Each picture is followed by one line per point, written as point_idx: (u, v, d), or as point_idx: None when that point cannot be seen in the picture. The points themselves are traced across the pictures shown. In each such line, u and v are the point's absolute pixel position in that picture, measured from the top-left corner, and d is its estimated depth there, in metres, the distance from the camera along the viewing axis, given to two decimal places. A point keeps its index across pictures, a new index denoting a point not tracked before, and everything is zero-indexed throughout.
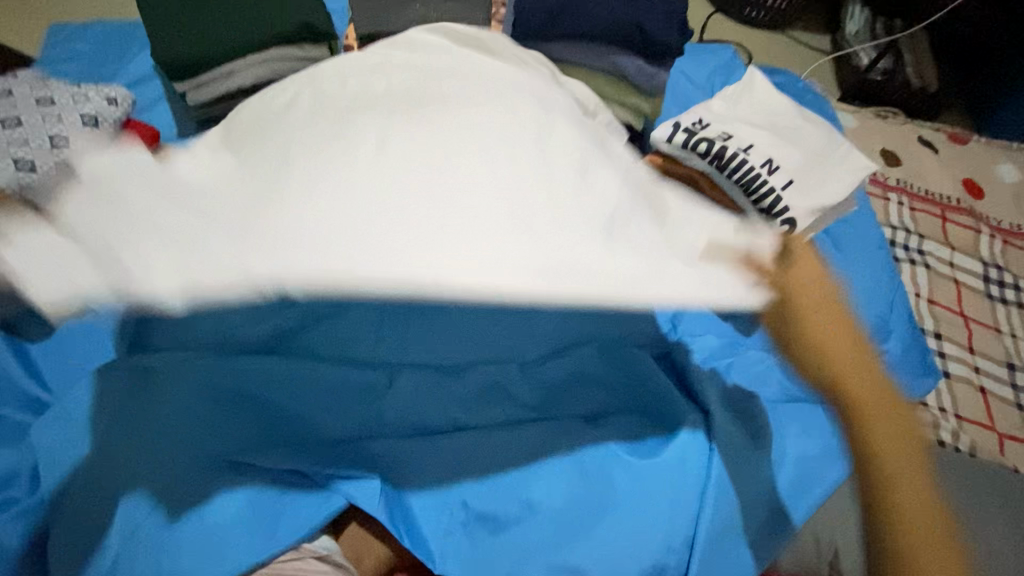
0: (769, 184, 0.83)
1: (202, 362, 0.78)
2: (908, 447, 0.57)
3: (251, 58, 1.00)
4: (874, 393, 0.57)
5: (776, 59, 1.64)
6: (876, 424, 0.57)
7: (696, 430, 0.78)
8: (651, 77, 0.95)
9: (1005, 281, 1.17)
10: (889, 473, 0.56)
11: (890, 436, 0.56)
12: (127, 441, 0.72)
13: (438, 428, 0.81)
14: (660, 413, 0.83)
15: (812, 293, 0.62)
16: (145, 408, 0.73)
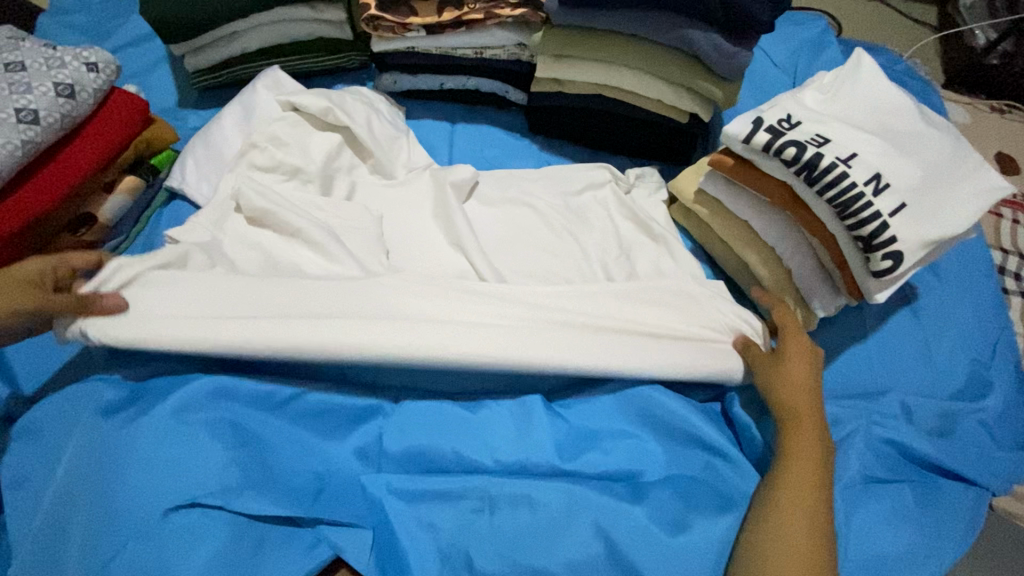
0: (875, 208, 0.66)
1: (191, 385, 0.70)
2: (820, 471, 0.67)
3: (255, 19, 0.87)
4: (817, 478, 0.66)
5: (872, 32, 1.39)
6: (797, 452, 0.68)
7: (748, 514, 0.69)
8: (731, 58, 0.77)
9: None
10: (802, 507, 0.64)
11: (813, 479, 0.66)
12: (100, 473, 0.64)
13: (446, 466, 0.72)
14: (710, 483, 0.72)
15: (798, 387, 0.71)
16: (133, 432, 0.66)
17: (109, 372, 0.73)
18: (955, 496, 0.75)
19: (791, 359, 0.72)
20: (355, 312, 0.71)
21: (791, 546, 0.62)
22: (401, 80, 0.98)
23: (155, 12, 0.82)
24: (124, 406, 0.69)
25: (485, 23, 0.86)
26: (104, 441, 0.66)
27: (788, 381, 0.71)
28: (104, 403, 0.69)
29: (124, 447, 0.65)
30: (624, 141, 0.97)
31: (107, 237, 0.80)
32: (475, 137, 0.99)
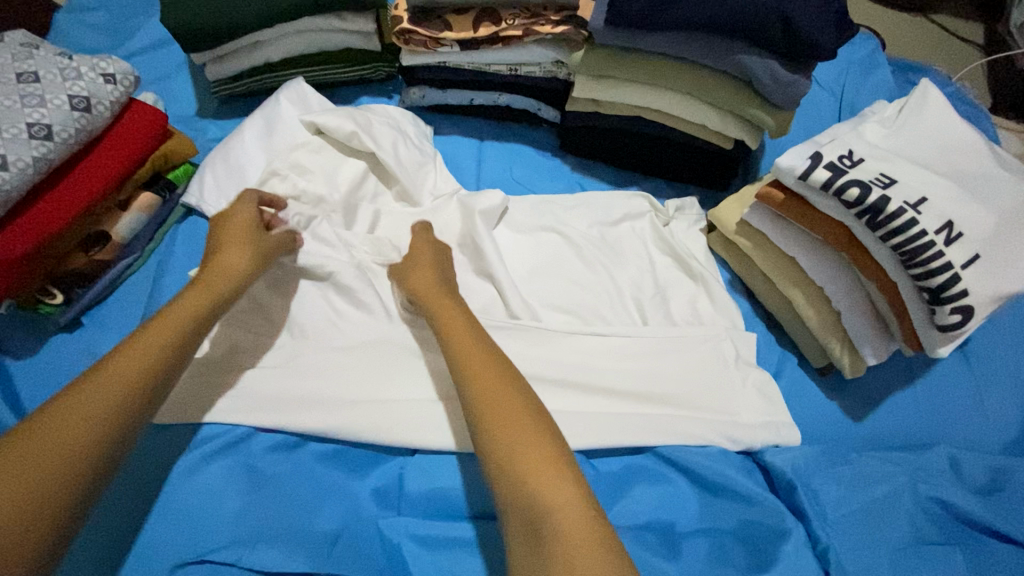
0: (944, 257, 0.61)
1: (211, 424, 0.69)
2: (508, 383, 0.59)
3: (281, 28, 0.83)
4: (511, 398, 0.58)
5: (916, 51, 1.33)
6: (495, 392, 0.57)
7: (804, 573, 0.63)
8: (786, 86, 0.72)
9: None
10: (509, 417, 0.55)
11: (489, 376, 0.59)
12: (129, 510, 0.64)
13: (469, 512, 0.68)
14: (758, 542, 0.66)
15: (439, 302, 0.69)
16: (155, 476, 0.65)
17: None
18: (1014, 563, 0.67)
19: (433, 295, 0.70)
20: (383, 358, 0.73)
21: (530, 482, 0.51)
22: (428, 95, 0.93)
23: (176, 18, 0.78)
24: (147, 446, 0.67)
25: (522, 39, 0.81)
26: (125, 482, 0.65)
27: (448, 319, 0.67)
28: (133, 442, 0.68)
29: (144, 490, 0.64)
30: (661, 165, 0.92)
31: (120, 256, 0.76)
32: (505, 155, 0.95)
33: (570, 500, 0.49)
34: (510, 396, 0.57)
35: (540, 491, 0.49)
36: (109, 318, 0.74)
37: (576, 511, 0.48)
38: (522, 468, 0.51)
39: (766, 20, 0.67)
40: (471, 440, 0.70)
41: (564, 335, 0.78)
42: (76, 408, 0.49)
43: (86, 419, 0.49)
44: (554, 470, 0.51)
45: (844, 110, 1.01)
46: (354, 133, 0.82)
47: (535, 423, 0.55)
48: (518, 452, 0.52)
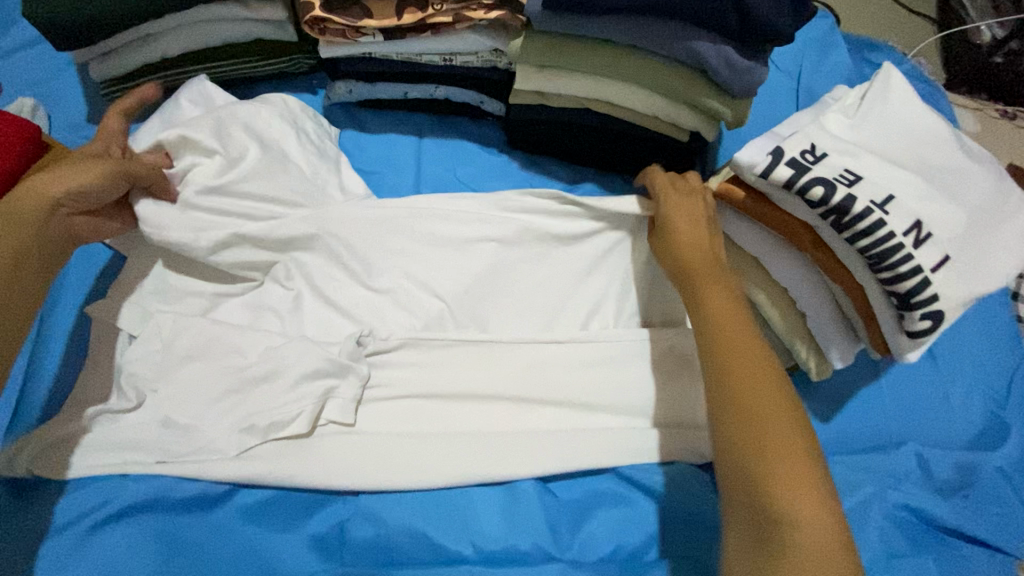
0: (916, 259, 0.56)
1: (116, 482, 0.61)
2: (752, 342, 0.53)
3: (174, 19, 0.72)
4: (726, 303, 0.57)
5: (871, 26, 1.30)
6: (730, 357, 0.52)
7: None
8: (744, 74, 0.66)
9: None
10: (763, 418, 0.48)
11: (720, 309, 0.56)
12: None
13: (423, 557, 0.62)
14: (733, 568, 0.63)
15: (687, 244, 0.63)
16: (61, 559, 0.56)
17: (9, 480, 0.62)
18: (980, 565, 0.67)
19: (681, 210, 0.65)
20: (319, 389, 0.66)
21: (782, 455, 0.46)
22: (356, 89, 0.83)
23: (42, 12, 0.67)
24: (45, 523, 0.59)
25: (455, 25, 0.73)
26: (18, 564, 0.56)
27: (677, 245, 0.63)
28: (28, 517, 0.59)
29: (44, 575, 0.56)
30: (614, 160, 0.86)
31: None
32: (446, 153, 0.87)
33: (820, 514, 0.44)
34: (761, 372, 0.51)
35: (798, 511, 0.43)
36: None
37: (822, 527, 0.43)
38: (754, 484, 0.46)
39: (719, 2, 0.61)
40: (422, 475, 0.65)
41: (518, 346, 0.72)
42: None
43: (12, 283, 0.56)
44: (809, 494, 0.44)
45: (802, 93, 0.97)
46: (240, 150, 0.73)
47: (788, 427, 0.47)
48: (766, 440, 0.47)
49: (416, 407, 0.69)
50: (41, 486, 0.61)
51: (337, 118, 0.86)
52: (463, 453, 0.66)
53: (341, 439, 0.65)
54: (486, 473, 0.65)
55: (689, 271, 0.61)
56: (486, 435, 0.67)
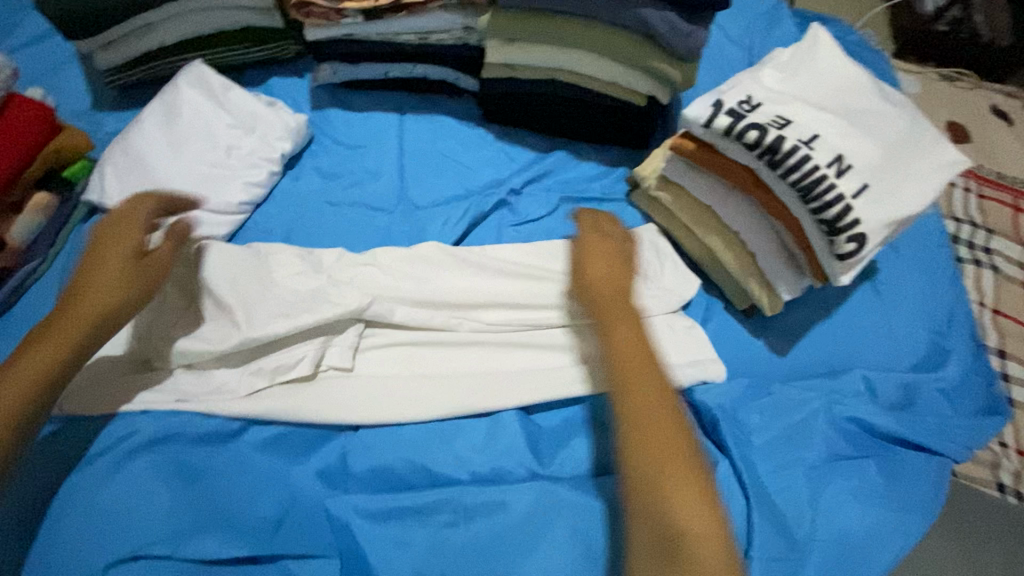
0: (837, 190, 0.65)
1: (136, 424, 0.67)
2: (656, 397, 0.56)
3: (171, 7, 0.80)
4: (632, 353, 0.61)
5: (824, 3, 1.38)
6: (639, 387, 0.57)
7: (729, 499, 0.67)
8: (686, 37, 0.74)
9: (973, 241, 1.01)
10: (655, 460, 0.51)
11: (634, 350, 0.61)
12: (48, 518, 0.62)
13: (416, 483, 0.69)
14: None
15: (603, 283, 0.69)
16: (93, 483, 0.63)
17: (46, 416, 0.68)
18: (918, 467, 0.74)
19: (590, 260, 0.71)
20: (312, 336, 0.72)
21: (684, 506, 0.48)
22: (339, 71, 0.90)
23: (52, 4, 0.74)
24: (82, 455, 0.66)
25: (427, 4, 0.81)
26: (59, 486, 0.63)
27: (612, 324, 0.64)
28: (63, 449, 0.66)
29: (79, 496, 0.62)
30: (580, 128, 0.93)
31: (18, 261, 0.72)
32: (425, 127, 0.93)
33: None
34: (651, 364, 0.59)
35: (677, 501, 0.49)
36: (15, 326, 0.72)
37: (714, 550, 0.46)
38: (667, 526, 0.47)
39: None
40: (412, 409, 0.71)
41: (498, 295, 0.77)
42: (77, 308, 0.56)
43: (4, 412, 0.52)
44: (688, 484, 0.50)
45: (753, 62, 1.05)
46: (201, 119, 0.81)
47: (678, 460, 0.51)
48: (648, 405, 0.55)
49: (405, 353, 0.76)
50: (67, 423, 0.67)
51: (323, 98, 0.93)
52: (449, 389, 0.73)
53: (338, 380, 0.72)
54: (470, 404, 0.72)
55: (626, 333, 0.62)
56: (469, 375, 0.74)
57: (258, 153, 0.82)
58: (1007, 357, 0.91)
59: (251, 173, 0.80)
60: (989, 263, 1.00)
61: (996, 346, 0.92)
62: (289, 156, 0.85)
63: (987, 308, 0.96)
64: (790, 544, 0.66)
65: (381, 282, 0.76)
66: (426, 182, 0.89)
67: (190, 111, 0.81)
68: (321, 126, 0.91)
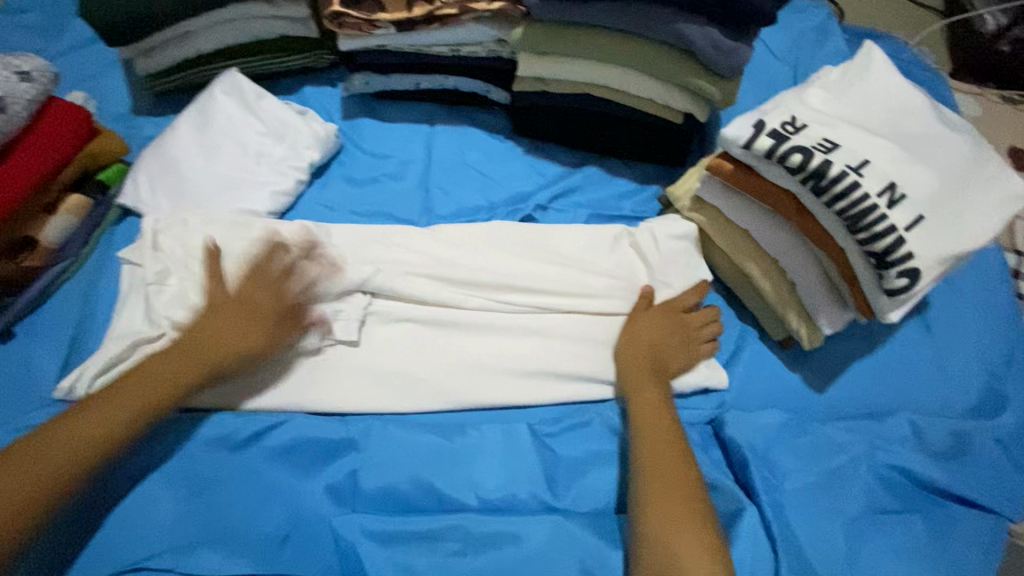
0: (889, 221, 0.60)
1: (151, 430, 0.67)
2: (662, 416, 0.66)
3: (210, 16, 0.81)
4: (652, 377, 0.70)
5: (875, 18, 1.32)
6: (650, 424, 0.65)
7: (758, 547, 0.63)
8: (728, 54, 0.71)
9: None
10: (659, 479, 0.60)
11: (645, 378, 0.70)
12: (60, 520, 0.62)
13: (425, 506, 0.66)
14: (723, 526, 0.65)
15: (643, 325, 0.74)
16: (109, 484, 0.64)
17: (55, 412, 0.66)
18: (970, 524, 0.68)
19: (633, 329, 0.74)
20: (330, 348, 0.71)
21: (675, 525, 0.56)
22: (371, 81, 0.90)
23: (98, 12, 0.75)
24: None
25: (460, 15, 0.79)
26: None
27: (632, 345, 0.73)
28: None
29: (92, 499, 0.63)
30: (613, 144, 0.90)
31: (50, 262, 0.73)
32: (454, 139, 0.92)
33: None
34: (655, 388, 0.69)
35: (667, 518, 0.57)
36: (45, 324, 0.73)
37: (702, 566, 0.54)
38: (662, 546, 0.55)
39: None
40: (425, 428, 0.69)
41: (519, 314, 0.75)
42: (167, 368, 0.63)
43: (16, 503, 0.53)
44: (689, 529, 0.56)
45: (798, 80, 1.00)
46: (234, 126, 0.82)
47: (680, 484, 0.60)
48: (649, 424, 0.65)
49: (421, 370, 0.74)
50: None
51: (354, 108, 0.93)
52: None
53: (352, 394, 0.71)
54: None
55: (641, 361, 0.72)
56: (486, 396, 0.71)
57: (286, 161, 0.82)
58: None
59: (279, 180, 0.80)
60: None
61: None
62: (318, 164, 0.85)
63: None
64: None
65: (403, 296, 0.75)
66: (452, 194, 0.87)
67: (223, 119, 0.82)
68: (350, 135, 0.91)
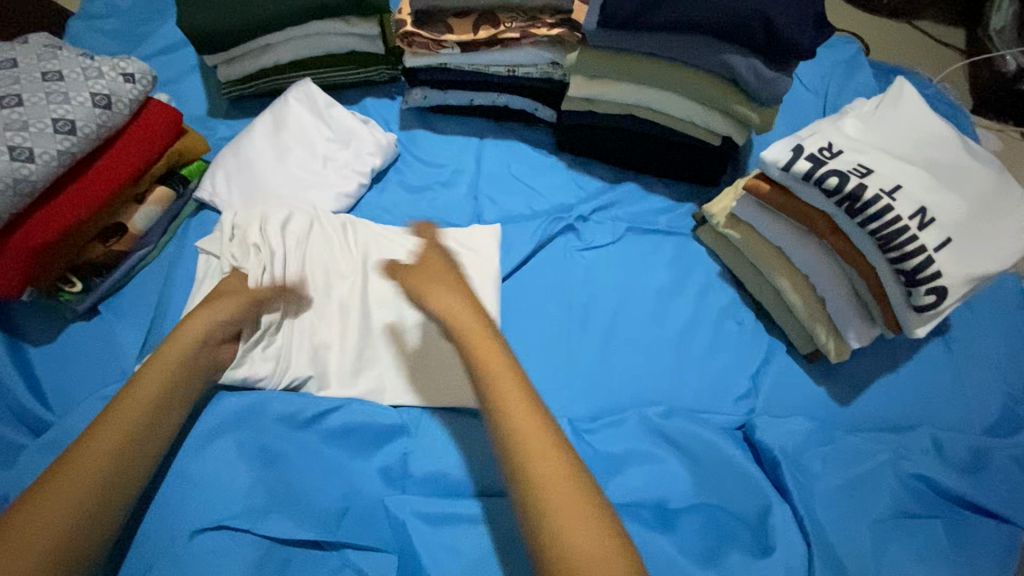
0: (919, 242, 0.65)
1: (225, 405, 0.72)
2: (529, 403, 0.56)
3: (290, 31, 0.88)
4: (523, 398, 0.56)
5: (898, 56, 1.38)
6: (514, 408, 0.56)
7: (790, 543, 0.66)
8: (769, 84, 0.77)
9: None
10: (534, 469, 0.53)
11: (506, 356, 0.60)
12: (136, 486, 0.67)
13: (472, 491, 0.70)
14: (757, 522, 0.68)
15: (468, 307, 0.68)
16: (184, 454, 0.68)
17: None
18: (990, 535, 0.71)
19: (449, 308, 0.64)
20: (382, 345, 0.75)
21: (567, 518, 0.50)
22: (429, 96, 0.97)
23: (191, 22, 0.83)
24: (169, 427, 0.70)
25: (520, 40, 0.86)
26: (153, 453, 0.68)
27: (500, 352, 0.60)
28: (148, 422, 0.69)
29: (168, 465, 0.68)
30: (653, 163, 0.96)
31: (135, 248, 0.80)
32: (502, 151, 0.98)
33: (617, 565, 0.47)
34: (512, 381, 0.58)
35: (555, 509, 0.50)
36: (126, 305, 0.79)
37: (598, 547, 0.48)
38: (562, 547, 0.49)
39: (750, 22, 0.72)
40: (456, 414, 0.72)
41: None
42: (133, 401, 0.61)
43: (82, 489, 0.55)
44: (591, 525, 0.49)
45: (827, 110, 1.06)
46: (303, 132, 0.89)
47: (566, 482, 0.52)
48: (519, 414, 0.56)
49: None
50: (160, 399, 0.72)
51: (410, 119, 1.00)
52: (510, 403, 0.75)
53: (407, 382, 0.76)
54: None
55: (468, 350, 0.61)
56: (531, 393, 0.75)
57: (349, 166, 0.88)
58: None
59: (343, 183, 0.87)
60: None
61: None
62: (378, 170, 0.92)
63: None
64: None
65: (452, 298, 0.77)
66: (499, 203, 0.93)
67: (294, 125, 0.89)
68: (407, 144, 0.97)
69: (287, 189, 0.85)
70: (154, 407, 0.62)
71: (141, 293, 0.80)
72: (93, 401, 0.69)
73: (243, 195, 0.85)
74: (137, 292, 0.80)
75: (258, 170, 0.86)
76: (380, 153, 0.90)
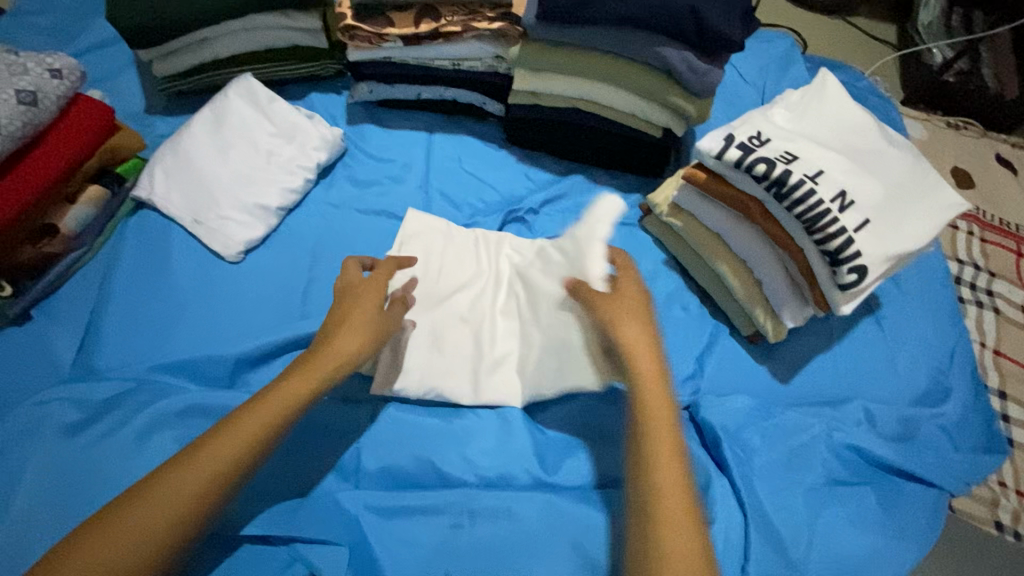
0: (840, 224, 0.69)
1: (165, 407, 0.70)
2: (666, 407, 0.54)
3: (228, 26, 0.86)
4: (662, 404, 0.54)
5: (834, 50, 1.44)
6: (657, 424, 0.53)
7: (730, 513, 0.69)
8: (702, 76, 0.79)
9: (978, 284, 1.04)
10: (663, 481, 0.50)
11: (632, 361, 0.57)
12: None
13: (425, 481, 0.71)
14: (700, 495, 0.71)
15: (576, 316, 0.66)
16: None
17: (68, 389, 0.69)
18: (914, 498, 0.76)
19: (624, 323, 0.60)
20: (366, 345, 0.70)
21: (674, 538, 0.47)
22: (375, 90, 0.97)
23: (121, 16, 0.81)
24: None
25: (463, 33, 0.87)
26: None
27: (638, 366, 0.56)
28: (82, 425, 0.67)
29: None
30: (599, 155, 0.98)
31: (69, 248, 0.77)
32: (451, 145, 0.99)
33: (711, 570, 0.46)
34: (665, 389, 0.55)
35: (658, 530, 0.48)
36: (61, 309, 0.76)
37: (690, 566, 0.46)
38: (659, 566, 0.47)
39: (680, 15, 0.75)
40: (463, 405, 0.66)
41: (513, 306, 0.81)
42: (237, 428, 0.53)
43: (165, 521, 0.48)
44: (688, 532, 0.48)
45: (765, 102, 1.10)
46: (245, 129, 0.87)
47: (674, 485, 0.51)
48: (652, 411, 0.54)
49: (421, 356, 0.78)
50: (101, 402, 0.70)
51: (358, 115, 0.99)
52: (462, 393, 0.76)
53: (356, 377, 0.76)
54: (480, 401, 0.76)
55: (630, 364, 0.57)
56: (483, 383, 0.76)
57: (294, 162, 0.87)
58: (1005, 398, 0.94)
59: (287, 180, 0.85)
60: (992, 306, 1.02)
61: (996, 390, 0.94)
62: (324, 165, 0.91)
63: (988, 349, 0.98)
64: (786, 560, 0.69)
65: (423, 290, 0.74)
66: (449, 196, 0.94)
67: (235, 122, 0.87)
68: (355, 139, 0.97)
69: (228, 188, 0.83)
70: (266, 424, 0.54)
71: (77, 295, 0.77)
72: (28, 407, 0.67)
73: (183, 195, 0.83)
74: (73, 295, 0.78)
75: (199, 169, 0.84)
76: (325, 149, 0.89)
